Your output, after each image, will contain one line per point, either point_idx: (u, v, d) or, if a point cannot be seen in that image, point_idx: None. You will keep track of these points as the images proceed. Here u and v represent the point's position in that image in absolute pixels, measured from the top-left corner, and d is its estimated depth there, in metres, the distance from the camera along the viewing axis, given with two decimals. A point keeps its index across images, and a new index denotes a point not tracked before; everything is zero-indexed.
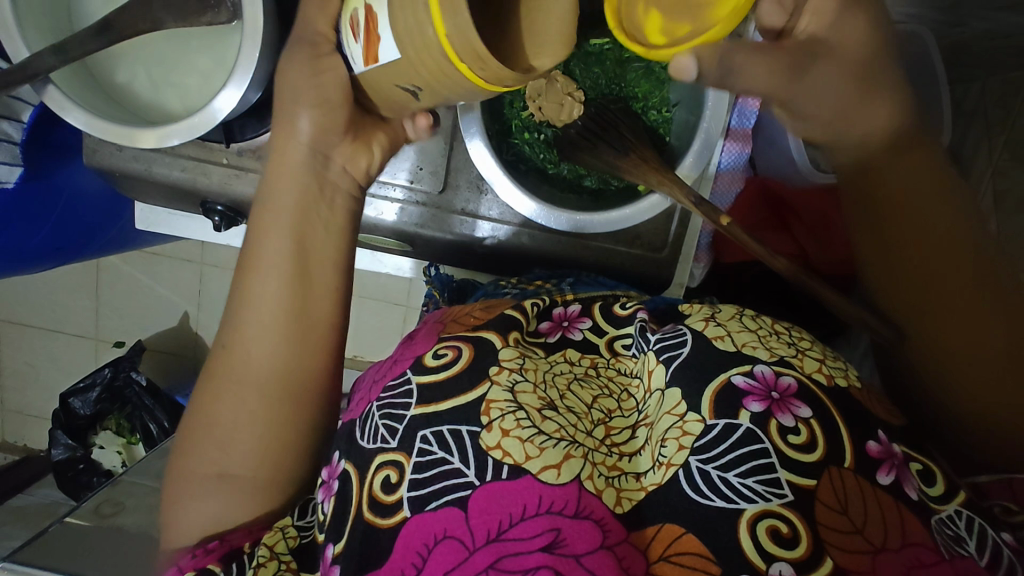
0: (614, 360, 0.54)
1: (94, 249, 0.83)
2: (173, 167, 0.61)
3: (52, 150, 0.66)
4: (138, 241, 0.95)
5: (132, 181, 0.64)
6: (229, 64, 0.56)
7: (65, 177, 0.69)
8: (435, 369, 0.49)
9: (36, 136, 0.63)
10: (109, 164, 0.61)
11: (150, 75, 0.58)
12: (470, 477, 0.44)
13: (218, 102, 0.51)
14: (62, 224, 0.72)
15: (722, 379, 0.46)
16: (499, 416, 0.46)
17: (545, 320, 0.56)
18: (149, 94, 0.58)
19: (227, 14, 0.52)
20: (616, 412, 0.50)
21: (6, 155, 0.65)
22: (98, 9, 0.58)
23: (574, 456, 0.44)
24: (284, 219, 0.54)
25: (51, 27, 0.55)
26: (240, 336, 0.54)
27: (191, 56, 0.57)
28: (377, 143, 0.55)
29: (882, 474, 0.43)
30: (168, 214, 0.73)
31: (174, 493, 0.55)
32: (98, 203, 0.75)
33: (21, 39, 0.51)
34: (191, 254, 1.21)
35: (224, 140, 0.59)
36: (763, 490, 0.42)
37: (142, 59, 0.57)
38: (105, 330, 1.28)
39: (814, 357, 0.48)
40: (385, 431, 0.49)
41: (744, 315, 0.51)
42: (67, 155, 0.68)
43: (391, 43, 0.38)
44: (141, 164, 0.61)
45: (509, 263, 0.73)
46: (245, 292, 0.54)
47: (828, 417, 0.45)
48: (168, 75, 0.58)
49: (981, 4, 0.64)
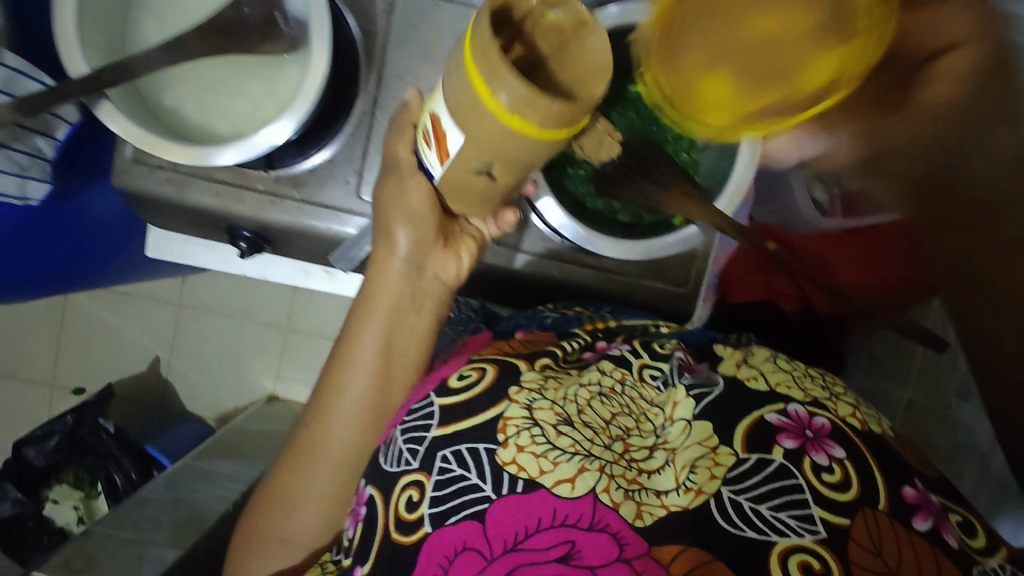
0: (640, 383, 0.54)
1: (93, 280, 0.81)
2: (206, 192, 0.62)
3: (79, 171, 0.66)
4: (144, 273, 0.94)
5: (157, 204, 0.64)
6: (279, 92, 0.58)
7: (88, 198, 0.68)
8: (457, 391, 0.50)
9: (65, 156, 0.64)
10: (139, 185, 0.61)
11: (199, 99, 0.59)
12: (487, 491, 0.45)
13: (270, 133, 0.53)
14: (74, 249, 0.71)
15: (754, 418, 0.47)
16: (515, 433, 0.46)
17: (588, 351, 0.58)
18: (196, 116, 0.59)
19: (285, 45, 0.57)
20: (633, 430, 0.50)
21: (36, 171, 0.60)
22: (151, 36, 0.59)
23: (589, 469, 0.44)
24: (378, 319, 0.58)
25: (108, 49, 0.57)
26: (323, 423, 0.58)
27: (242, 83, 0.59)
28: (465, 249, 0.60)
29: (919, 520, 0.43)
30: (184, 243, 0.74)
31: (244, 547, 0.60)
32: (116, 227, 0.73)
33: (83, 59, 0.53)
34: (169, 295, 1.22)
35: (264, 165, 0.59)
36: (796, 525, 0.42)
37: (193, 83, 0.59)
38: (63, 375, 1.24)
39: (848, 403, 0.50)
40: (408, 454, 0.48)
41: (777, 360, 0.54)
42: (94, 177, 0.68)
43: (455, 131, 0.43)
44: (172, 187, 0.61)
45: (534, 293, 0.77)
46: (333, 382, 0.58)
47: (862, 458, 0.45)
48: (217, 99, 0.59)
49: None
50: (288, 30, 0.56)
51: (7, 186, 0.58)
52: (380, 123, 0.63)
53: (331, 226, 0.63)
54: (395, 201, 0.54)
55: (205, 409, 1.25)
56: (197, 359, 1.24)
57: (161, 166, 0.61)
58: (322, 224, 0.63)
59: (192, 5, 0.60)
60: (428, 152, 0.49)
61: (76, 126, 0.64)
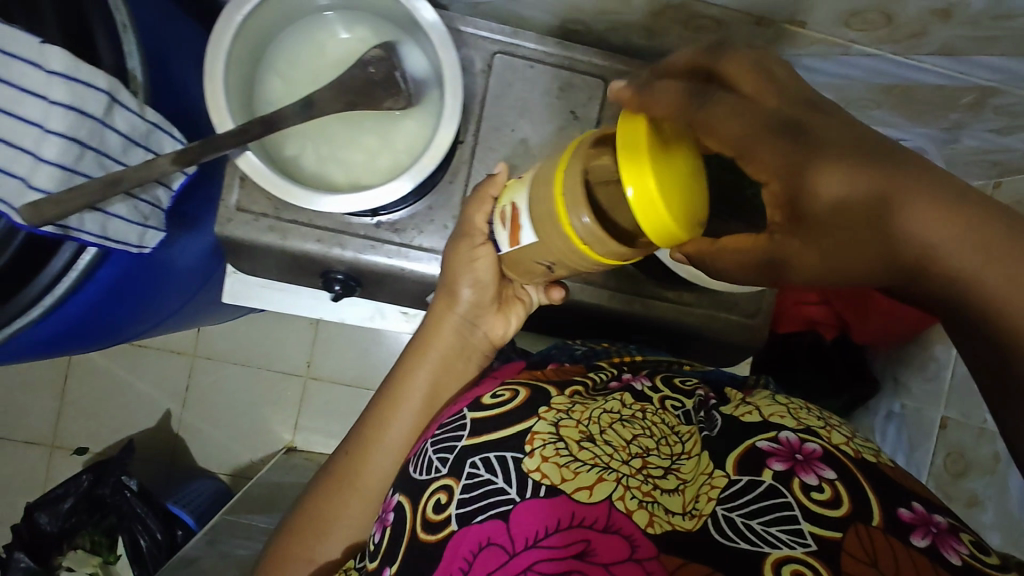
0: (662, 410, 0.61)
1: (169, 322, 0.84)
2: (310, 238, 0.70)
3: (184, 219, 0.69)
4: (214, 318, 0.99)
5: (246, 251, 0.72)
6: (395, 146, 0.65)
7: (184, 245, 0.71)
8: (490, 406, 0.58)
9: (176, 209, 0.68)
10: (241, 232, 0.69)
11: (319, 151, 0.65)
12: (511, 494, 0.51)
13: (389, 191, 0.61)
14: (161, 292, 0.73)
15: (747, 445, 0.55)
16: (541, 445, 0.53)
17: (613, 380, 0.66)
18: (314, 164, 0.65)
19: (404, 101, 0.63)
20: (653, 451, 0.55)
21: (154, 220, 0.62)
22: (277, 94, 0.64)
23: (606, 479, 0.50)
24: (431, 365, 0.66)
25: (243, 102, 0.61)
26: (367, 451, 0.65)
27: (359, 136, 0.65)
28: (514, 313, 0.68)
29: (918, 538, 0.47)
30: (260, 287, 0.81)
31: (272, 564, 0.66)
32: (196, 269, 0.77)
33: (229, 113, 0.57)
34: (184, 346, 1.30)
35: (372, 213, 0.68)
36: (789, 539, 0.46)
37: (313, 136, 0.65)
38: (64, 437, 1.29)
39: (843, 434, 0.57)
40: (438, 462, 0.56)
41: (774, 398, 0.62)
42: (195, 226, 0.71)
43: (531, 231, 0.49)
44: (276, 235, 0.69)
45: (572, 322, 0.86)
46: (378, 416, 0.66)
47: (856, 482, 0.51)
48: (334, 151, 0.65)
49: (981, 127, 0.75)
50: (406, 87, 0.63)
51: (130, 235, 0.59)
52: (476, 171, 0.72)
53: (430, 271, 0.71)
54: (462, 260, 0.63)
55: (217, 465, 1.31)
56: (210, 412, 1.31)
57: (262, 215, 0.69)
58: (421, 266, 0.71)
59: (314, 65, 0.64)
60: (501, 231, 0.56)
61: (190, 179, 0.67)
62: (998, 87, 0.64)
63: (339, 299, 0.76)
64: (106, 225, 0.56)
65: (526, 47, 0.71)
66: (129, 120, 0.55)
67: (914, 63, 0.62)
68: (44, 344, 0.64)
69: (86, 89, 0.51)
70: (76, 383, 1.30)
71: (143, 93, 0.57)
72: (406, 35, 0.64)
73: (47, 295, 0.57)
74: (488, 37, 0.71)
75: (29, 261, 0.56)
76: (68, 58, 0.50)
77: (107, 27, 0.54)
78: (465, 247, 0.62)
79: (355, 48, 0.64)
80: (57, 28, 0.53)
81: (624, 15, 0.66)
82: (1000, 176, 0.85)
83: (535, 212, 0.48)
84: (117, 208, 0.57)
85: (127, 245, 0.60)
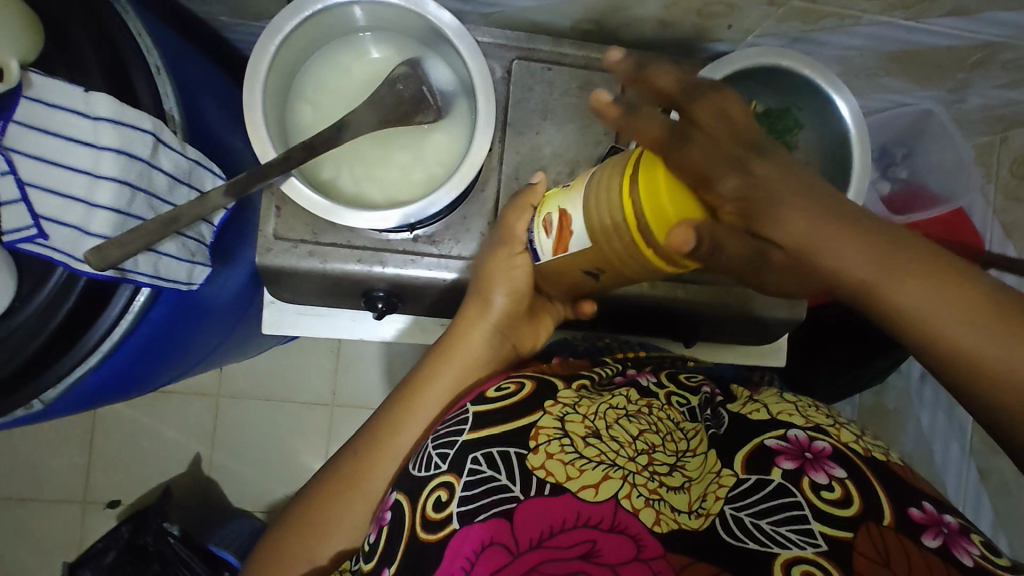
0: (667, 406, 0.63)
1: (206, 360, 0.83)
2: (350, 258, 0.70)
3: (220, 253, 0.69)
4: (244, 354, 0.98)
5: (282, 278, 0.73)
6: (428, 160, 0.66)
7: (220, 282, 0.70)
8: (493, 399, 0.58)
9: (219, 248, 0.68)
10: (282, 260, 0.69)
11: (354, 172, 0.65)
12: (516, 492, 0.49)
13: (427, 203, 0.61)
14: (201, 331, 0.71)
15: (756, 443, 0.56)
16: (546, 441, 0.53)
17: (618, 375, 0.67)
18: (352, 187, 0.65)
19: (434, 114, 0.64)
20: (659, 446, 0.56)
21: (200, 255, 0.63)
22: (309, 125, 0.65)
23: (612, 476, 0.50)
24: (456, 368, 0.63)
25: (280, 132, 0.62)
26: (376, 451, 0.61)
27: (391, 153, 0.66)
28: (543, 324, 0.69)
29: (929, 538, 0.47)
30: (299, 315, 0.80)
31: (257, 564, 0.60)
32: (233, 305, 0.75)
33: (271, 144, 0.58)
34: (208, 388, 1.29)
35: (412, 230, 0.69)
36: (798, 539, 0.47)
37: (347, 158, 0.65)
38: (95, 492, 1.27)
39: (852, 432, 0.57)
40: (439, 458, 0.55)
41: (783, 398, 0.65)
42: (230, 261, 0.71)
43: (583, 234, 0.47)
44: (317, 259, 0.70)
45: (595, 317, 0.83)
46: (394, 414, 0.62)
47: (866, 480, 0.51)
48: (369, 171, 0.66)
49: (986, 84, 0.78)
50: (434, 101, 0.65)
51: (179, 272, 0.60)
52: (505, 175, 0.73)
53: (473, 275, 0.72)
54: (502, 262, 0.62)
55: (252, 503, 1.29)
56: (238, 451, 1.30)
57: (302, 241, 0.70)
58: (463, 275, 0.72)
59: (343, 91, 0.66)
60: (542, 237, 0.54)
61: (229, 212, 0.67)
62: (1005, 41, 0.67)
63: (379, 319, 0.76)
64: (158, 264, 0.56)
65: (544, 50, 0.73)
66: (172, 158, 0.56)
67: (923, 27, 0.64)
68: (88, 397, 0.63)
69: (133, 132, 0.52)
70: (103, 436, 1.28)
71: (181, 130, 0.58)
72: (429, 50, 0.65)
73: (105, 342, 0.58)
74: (505, 44, 0.72)
75: (89, 309, 0.57)
76: (114, 103, 0.51)
77: (142, 69, 0.56)
78: (505, 254, 0.61)
79: (381, 70, 0.66)
80: (102, 75, 0.54)
81: (637, 10, 0.67)
82: (1006, 131, 0.88)
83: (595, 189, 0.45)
84: (168, 246, 0.57)
85: (177, 282, 0.60)
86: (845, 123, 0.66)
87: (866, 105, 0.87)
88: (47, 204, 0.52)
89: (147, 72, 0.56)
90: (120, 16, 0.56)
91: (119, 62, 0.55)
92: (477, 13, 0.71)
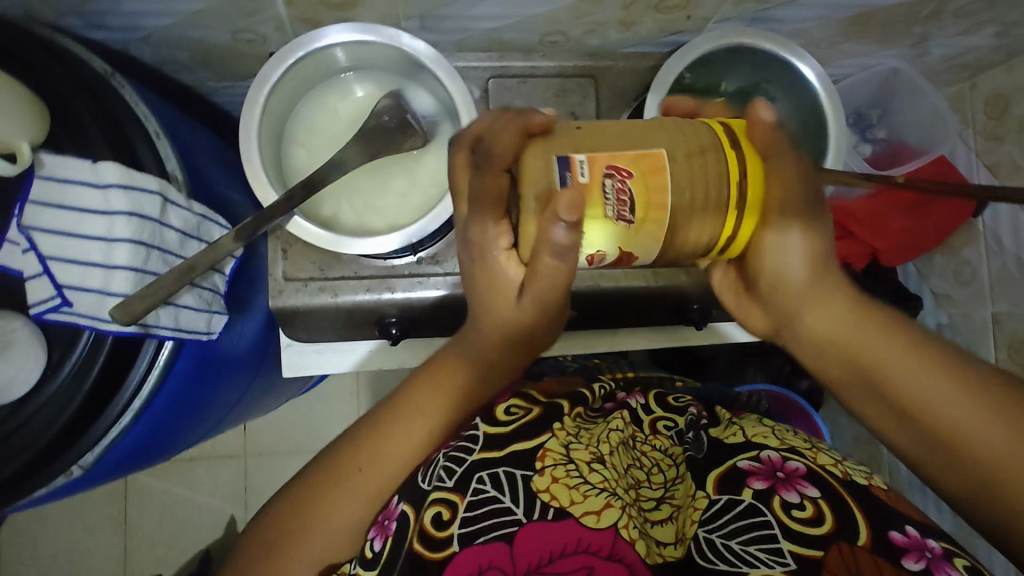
0: (654, 435, 0.71)
1: (227, 419, 0.84)
2: (359, 288, 0.72)
3: (235, 304, 0.71)
4: (267, 405, 0.99)
5: (300, 317, 0.75)
6: (422, 183, 0.68)
7: (236, 333, 0.71)
8: (504, 422, 0.63)
9: (234, 298, 0.71)
10: (294, 300, 0.72)
11: (353, 205, 0.68)
12: (519, 514, 0.54)
13: (426, 222, 0.63)
14: (225, 384, 0.73)
15: (729, 465, 0.63)
16: (552, 464, 0.57)
17: (610, 399, 0.76)
18: (352, 220, 0.68)
19: (421, 139, 0.67)
20: (646, 482, 0.64)
21: (215, 304, 0.65)
22: (305, 166, 0.68)
23: (612, 505, 0.54)
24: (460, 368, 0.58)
25: (279, 176, 0.65)
26: (380, 446, 0.55)
27: (386, 182, 0.69)
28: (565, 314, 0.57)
29: (911, 562, 0.52)
30: (316, 353, 0.81)
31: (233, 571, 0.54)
32: (250, 356, 0.76)
33: (270, 187, 0.61)
34: (234, 449, 1.29)
35: (413, 249, 0.69)
36: (767, 557, 0.54)
37: (345, 193, 0.68)
38: (134, 568, 1.27)
39: (831, 458, 0.64)
40: (443, 472, 0.57)
41: (761, 423, 0.72)
42: (241, 310, 0.72)
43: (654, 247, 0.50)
44: (328, 293, 0.72)
45: (605, 315, 0.85)
46: (396, 413, 0.56)
47: (843, 503, 0.57)
48: (368, 202, 0.68)
49: (943, 35, 0.81)
50: (419, 127, 0.68)
51: (199, 322, 0.62)
52: None
53: None
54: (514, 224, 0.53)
55: None
56: None
57: (311, 279, 0.72)
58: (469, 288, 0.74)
59: (334, 131, 0.69)
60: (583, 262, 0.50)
61: (240, 259, 0.70)
62: None
63: (396, 345, 0.76)
64: (178, 316, 0.59)
65: (516, 65, 0.76)
66: (181, 215, 0.60)
67: None
68: (122, 462, 0.64)
69: (141, 195, 0.56)
70: (136, 511, 1.28)
71: (185, 187, 0.61)
72: (409, 80, 0.69)
73: (135, 399, 0.59)
74: (479, 65, 0.76)
75: (116, 369, 0.59)
76: (122, 170, 0.54)
77: (142, 135, 0.59)
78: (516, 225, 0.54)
79: (367, 106, 0.69)
80: (107, 147, 0.57)
81: (599, 15, 0.70)
82: (973, 78, 0.90)
83: (682, 172, 0.47)
84: (185, 298, 0.60)
85: (198, 332, 0.62)
86: (813, 89, 0.69)
87: (832, 73, 0.90)
88: (68, 273, 0.54)
89: (148, 140, 0.59)
90: (117, 91, 0.59)
91: (121, 132, 0.58)
92: (448, 41, 0.74)
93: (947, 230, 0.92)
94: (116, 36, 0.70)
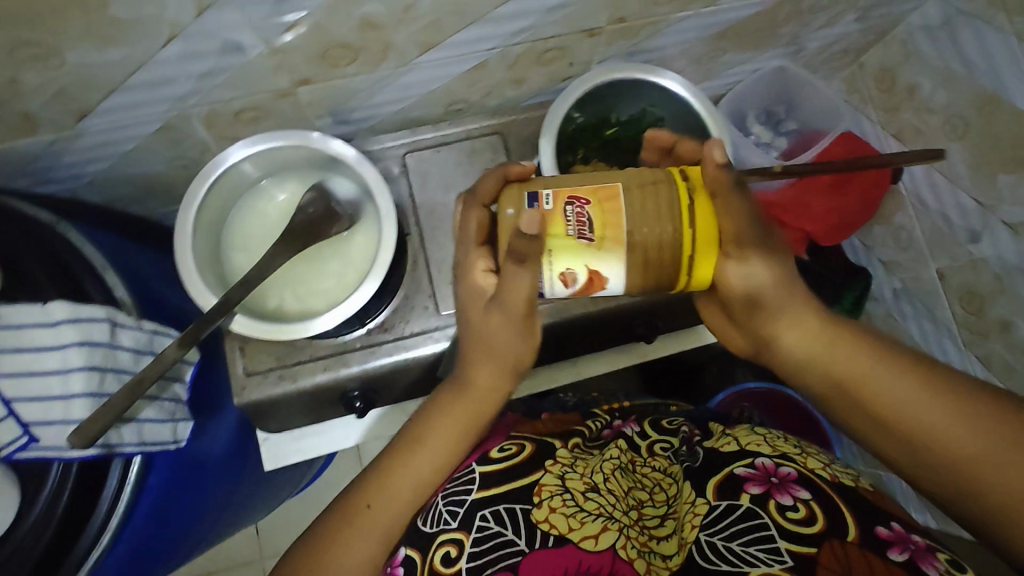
0: (652, 457, 0.75)
1: (221, 523, 0.85)
2: (317, 369, 0.76)
3: (202, 409, 0.74)
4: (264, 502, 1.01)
5: (274, 406, 0.78)
6: (356, 262, 0.73)
7: (206, 438, 0.73)
8: (499, 459, 0.66)
9: (201, 404, 0.74)
10: (259, 392, 0.75)
11: (295, 294, 0.73)
12: (522, 545, 0.57)
13: (357, 296, 0.67)
14: (207, 488, 0.74)
15: (727, 472, 0.65)
16: (548, 496, 0.61)
17: (607, 428, 0.80)
18: (298, 308, 0.73)
19: (346, 221, 0.72)
20: (648, 502, 0.68)
21: (180, 412, 0.69)
22: (243, 266, 0.74)
23: (608, 529, 0.59)
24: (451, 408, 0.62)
25: (220, 281, 0.71)
26: (388, 483, 0.59)
27: (322, 267, 0.74)
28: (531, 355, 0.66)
29: (896, 553, 0.53)
30: (294, 441, 0.88)
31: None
32: (227, 456, 0.78)
33: (209, 292, 0.66)
34: (250, 556, 1.28)
35: (361, 321, 0.74)
36: (765, 557, 0.54)
37: (287, 285, 0.73)
38: None
39: (820, 459, 0.66)
40: (447, 515, 0.61)
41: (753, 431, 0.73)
42: (207, 415, 0.74)
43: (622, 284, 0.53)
44: (287, 380, 0.76)
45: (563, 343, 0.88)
46: (404, 450, 0.61)
47: (827, 497, 0.59)
48: (309, 288, 0.73)
49: (812, 31, 0.87)
50: (343, 211, 0.73)
51: (164, 434, 0.66)
52: (431, 251, 0.80)
53: (428, 346, 0.78)
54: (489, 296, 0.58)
55: None
56: None
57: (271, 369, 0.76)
58: (420, 349, 0.78)
59: (266, 231, 0.75)
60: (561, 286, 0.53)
61: (198, 365, 0.73)
62: None
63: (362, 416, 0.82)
64: (141, 431, 0.63)
65: (427, 138, 0.83)
66: (133, 335, 0.64)
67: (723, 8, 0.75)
68: None
69: (90, 324, 0.60)
70: None
71: (134, 309, 0.66)
72: (328, 171, 0.75)
73: (113, 517, 0.61)
74: (394, 144, 0.82)
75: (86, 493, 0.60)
76: (68, 306, 0.58)
77: (89, 273, 0.64)
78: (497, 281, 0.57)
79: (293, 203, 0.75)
80: (54, 289, 0.62)
81: (490, 79, 0.77)
82: (858, 60, 0.97)
83: (640, 209, 0.50)
84: (147, 412, 0.64)
85: (165, 444, 0.66)
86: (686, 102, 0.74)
87: (724, 84, 0.97)
88: (31, 411, 0.58)
89: (93, 273, 0.65)
90: (61, 237, 0.65)
91: (69, 273, 0.64)
92: (362, 128, 0.81)
93: (875, 198, 0.94)
94: (61, 187, 0.77)
